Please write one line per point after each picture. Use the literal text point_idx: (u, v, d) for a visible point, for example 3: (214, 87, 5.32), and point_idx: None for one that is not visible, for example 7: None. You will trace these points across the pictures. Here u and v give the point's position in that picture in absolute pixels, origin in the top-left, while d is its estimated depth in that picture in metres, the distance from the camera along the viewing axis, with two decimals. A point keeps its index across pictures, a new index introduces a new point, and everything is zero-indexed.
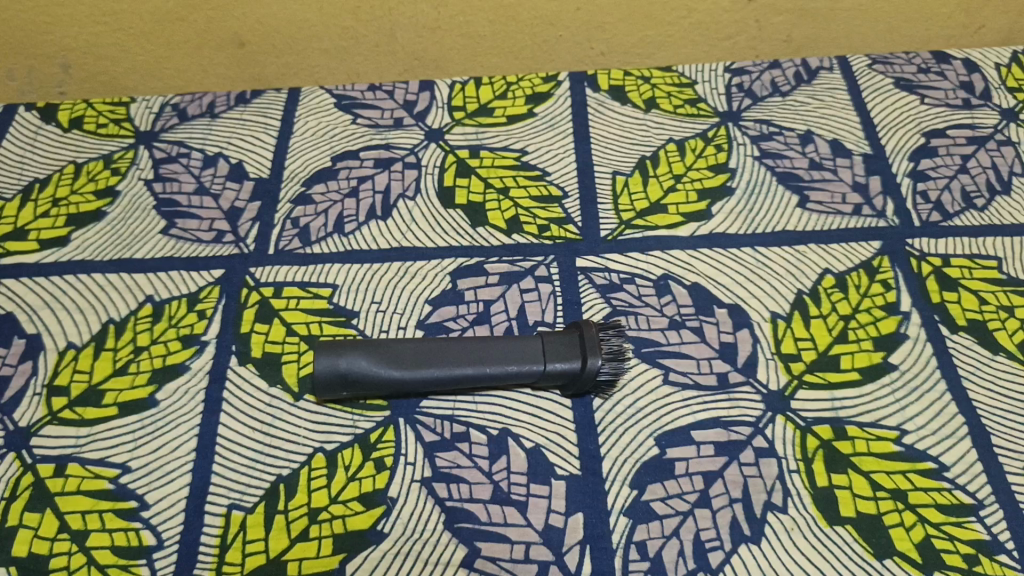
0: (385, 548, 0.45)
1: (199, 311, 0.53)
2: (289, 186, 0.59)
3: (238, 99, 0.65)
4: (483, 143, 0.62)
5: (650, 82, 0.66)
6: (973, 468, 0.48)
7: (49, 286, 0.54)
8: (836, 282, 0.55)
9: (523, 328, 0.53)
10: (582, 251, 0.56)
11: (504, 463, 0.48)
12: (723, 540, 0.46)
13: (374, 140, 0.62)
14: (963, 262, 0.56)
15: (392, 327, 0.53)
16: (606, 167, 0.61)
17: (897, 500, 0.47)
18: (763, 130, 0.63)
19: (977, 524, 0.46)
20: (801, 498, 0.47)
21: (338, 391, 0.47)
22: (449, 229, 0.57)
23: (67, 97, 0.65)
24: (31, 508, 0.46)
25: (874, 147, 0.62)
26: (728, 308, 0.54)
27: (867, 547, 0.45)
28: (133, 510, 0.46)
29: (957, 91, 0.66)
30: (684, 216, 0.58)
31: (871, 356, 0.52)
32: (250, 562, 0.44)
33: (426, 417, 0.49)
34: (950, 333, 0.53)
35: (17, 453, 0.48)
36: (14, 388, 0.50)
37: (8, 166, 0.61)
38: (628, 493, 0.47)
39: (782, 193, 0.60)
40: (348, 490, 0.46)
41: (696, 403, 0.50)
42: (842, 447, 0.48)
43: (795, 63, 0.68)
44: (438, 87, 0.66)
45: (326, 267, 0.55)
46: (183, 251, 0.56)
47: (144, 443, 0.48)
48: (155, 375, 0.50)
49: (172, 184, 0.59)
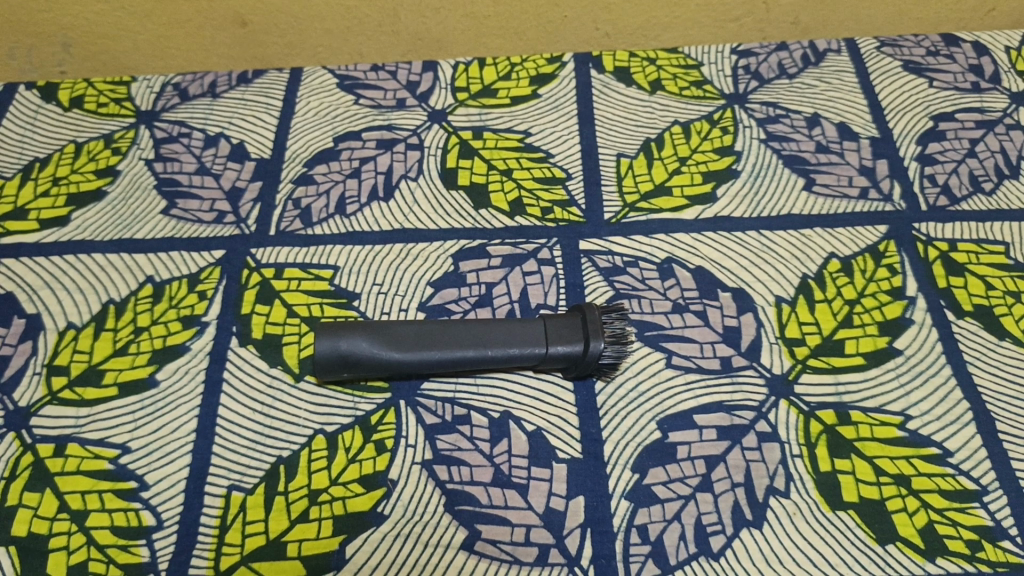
0: (385, 530, 0.45)
1: (199, 292, 0.53)
2: (291, 166, 0.59)
3: (239, 78, 0.64)
4: (485, 125, 0.61)
5: (656, 64, 0.65)
6: (977, 454, 0.48)
7: (49, 266, 0.54)
8: (842, 266, 0.54)
9: (526, 311, 0.52)
10: (586, 234, 0.56)
11: (505, 446, 0.47)
12: (725, 525, 0.45)
13: (376, 120, 0.62)
14: (970, 247, 0.55)
15: (393, 309, 0.52)
16: (610, 149, 0.60)
17: (900, 485, 0.46)
18: (769, 112, 0.62)
19: (981, 510, 0.46)
20: (804, 483, 0.47)
21: (338, 373, 0.47)
22: (451, 211, 0.57)
23: (67, 76, 0.64)
24: (31, 487, 0.46)
25: (882, 130, 0.61)
26: (732, 292, 0.53)
27: (869, 532, 0.45)
28: (133, 490, 0.46)
29: (966, 74, 0.65)
30: (689, 198, 0.58)
31: (876, 340, 0.51)
32: (249, 544, 0.44)
33: (427, 400, 0.49)
34: (956, 319, 0.52)
35: (17, 433, 0.47)
36: (14, 368, 0.50)
37: (8, 145, 0.60)
38: (630, 477, 0.47)
39: (788, 176, 0.59)
40: (348, 472, 0.46)
41: (699, 386, 0.50)
42: (846, 432, 0.48)
43: (803, 45, 0.67)
44: (440, 67, 0.65)
45: (327, 249, 0.55)
46: (184, 231, 0.55)
47: (144, 424, 0.48)
48: (155, 356, 0.50)
49: (173, 164, 0.59)
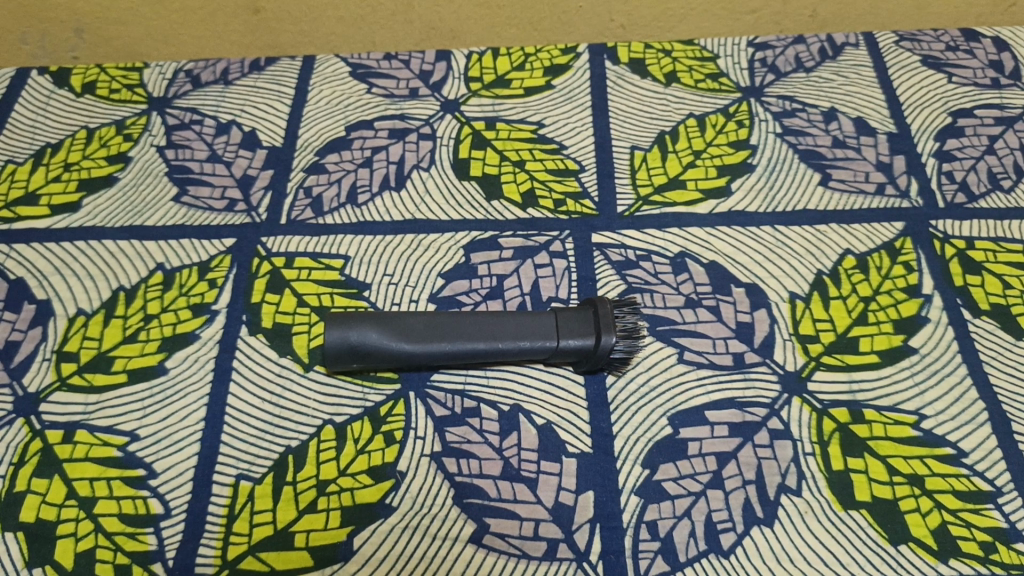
0: (394, 521, 0.45)
1: (210, 280, 0.52)
2: (302, 155, 0.59)
3: (252, 66, 0.64)
4: (498, 115, 0.61)
5: (671, 56, 0.65)
6: (992, 454, 0.47)
7: (60, 252, 0.54)
8: (857, 263, 0.54)
9: (537, 304, 0.52)
10: (598, 227, 0.55)
11: (515, 439, 0.47)
12: (735, 522, 0.45)
13: (388, 110, 0.61)
14: (987, 245, 0.54)
15: (403, 300, 0.52)
16: (624, 142, 0.60)
17: (913, 485, 0.46)
18: (785, 106, 0.62)
19: (995, 512, 0.45)
20: (815, 481, 0.46)
21: (348, 363, 0.47)
22: (463, 201, 0.56)
23: (80, 61, 0.64)
24: (40, 474, 0.46)
25: (900, 125, 0.60)
26: (746, 288, 0.53)
27: (882, 532, 0.45)
28: (141, 478, 0.46)
29: (986, 70, 0.63)
30: (704, 192, 0.57)
31: (891, 338, 0.51)
32: (257, 533, 0.44)
33: (437, 392, 0.48)
34: (972, 318, 0.51)
35: (26, 419, 0.47)
36: (23, 353, 0.50)
37: (20, 131, 0.60)
38: (639, 472, 0.46)
39: (804, 170, 0.58)
40: (357, 463, 0.46)
41: (711, 382, 0.49)
42: (859, 431, 0.48)
43: (821, 38, 0.66)
44: (454, 57, 0.65)
45: (338, 238, 0.54)
46: (195, 219, 0.55)
47: (153, 412, 0.48)
48: (165, 343, 0.50)
49: (184, 151, 0.59)
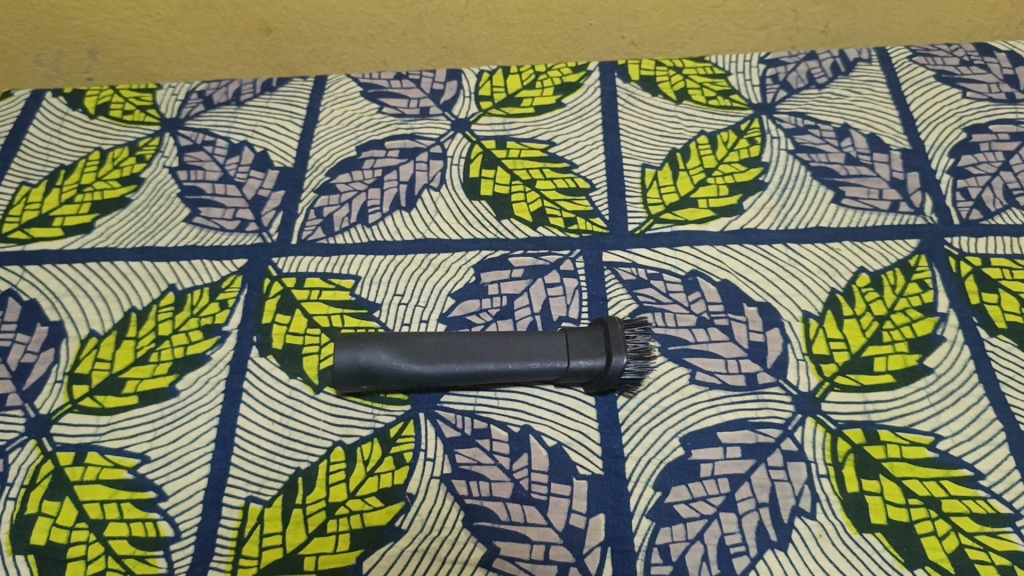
0: (403, 544, 0.44)
1: (221, 300, 0.53)
2: (313, 175, 0.59)
3: (264, 86, 0.64)
4: (509, 134, 0.61)
5: (682, 73, 0.64)
6: (1010, 476, 0.46)
7: (73, 273, 0.54)
8: (871, 281, 0.53)
9: (548, 324, 0.52)
10: (609, 245, 0.55)
11: (525, 461, 0.47)
12: (749, 546, 0.44)
13: (399, 129, 0.61)
14: (1003, 262, 0.54)
15: (414, 320, 0.52)
16: (635, 160, 0.59)
17: (930, 508, 0.45)
18: (798, 122, 0.61)
19: (1014, 535, 0.44)
20: (830, 504, 0.46)
21: (358, 385, 0.47)
22: (474, 221, 0.56)
23: (94, 83, 0.65)
24: (51, 496, 0.46)
25: (913, 141, 0.60)
26: (758, 307, 0.52)
27: (898, 555, 0.44)
28: (151, 501, 0.46)
29: (1000, 85, 0.63)
30: (715, 210, 0.57)
31: (906, 358, 0.50)
32: (266, 556, 0.44)
33: (446, 413, 0.48)
34: (989, 336, 0.51)
35: (38, 440, 0.48)
36: (36, 374, 0.50)
37: (35, 153, 0.61)
38: (651, 494, 0.46)
39: (816, 188, 0.58)
40: (366, 485, 0.46)
41: (723, 403, 0.49)
42: (874, 452, 0.47)
43: (833, 54, 0.65)
44: (465, 76, 0.65)
45: (349, 258, 0.54)
46: (208, 240, 0.55)
47: (163, 433, 0.48)
48: (176, 365, 0.50)
49: (197, 172, 0.59)
